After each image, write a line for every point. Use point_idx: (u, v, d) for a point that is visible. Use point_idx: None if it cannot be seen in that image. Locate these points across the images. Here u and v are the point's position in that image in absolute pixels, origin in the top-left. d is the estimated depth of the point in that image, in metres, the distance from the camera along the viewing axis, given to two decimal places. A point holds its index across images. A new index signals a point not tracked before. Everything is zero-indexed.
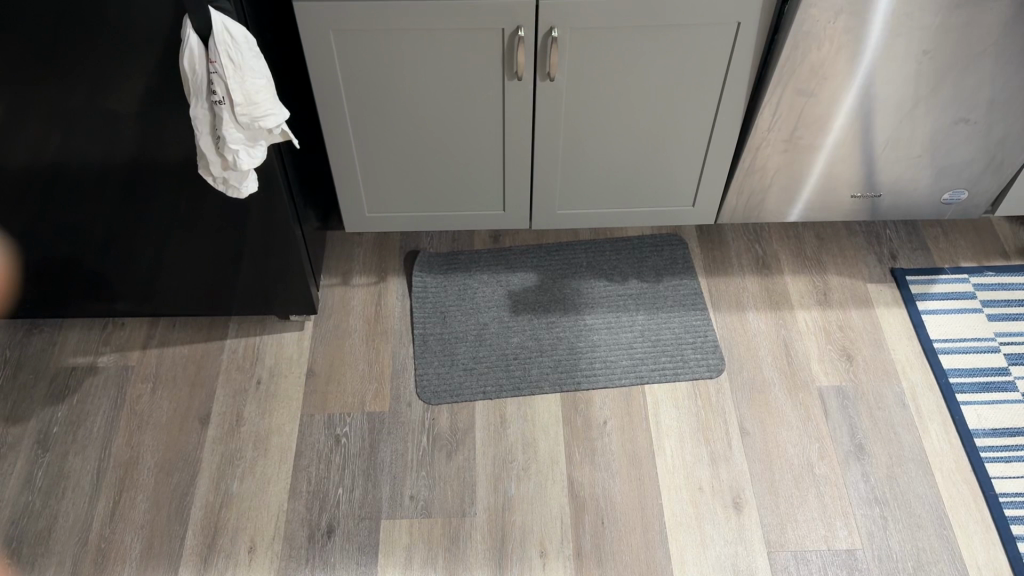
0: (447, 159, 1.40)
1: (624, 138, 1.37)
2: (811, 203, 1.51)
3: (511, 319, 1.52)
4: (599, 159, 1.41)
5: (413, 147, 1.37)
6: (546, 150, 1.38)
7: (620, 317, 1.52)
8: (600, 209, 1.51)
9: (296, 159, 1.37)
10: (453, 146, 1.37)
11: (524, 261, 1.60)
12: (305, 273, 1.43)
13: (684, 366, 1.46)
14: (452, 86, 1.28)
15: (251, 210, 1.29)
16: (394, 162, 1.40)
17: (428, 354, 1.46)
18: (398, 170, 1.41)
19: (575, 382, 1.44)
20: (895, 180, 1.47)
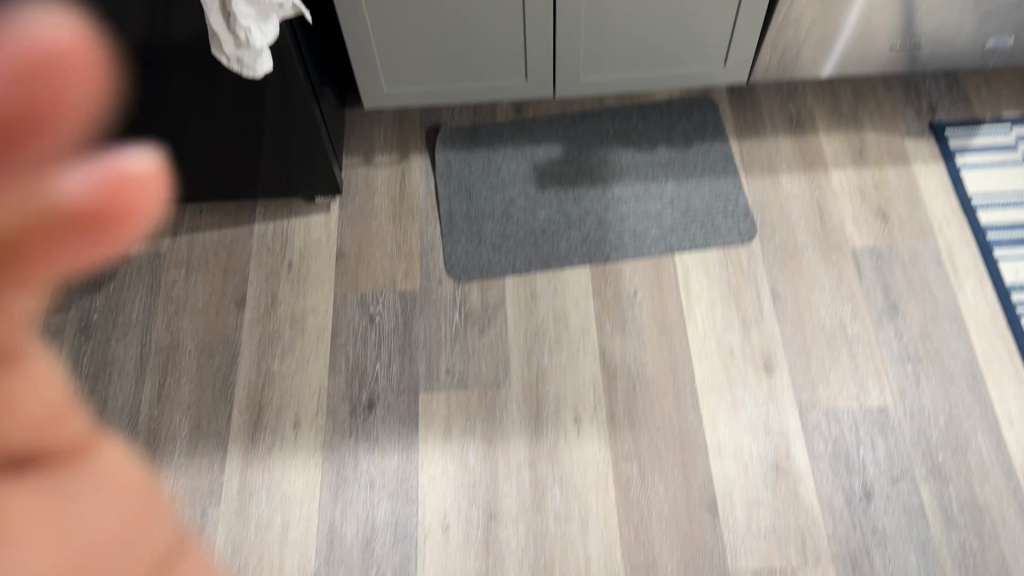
0: (465, 27, 1.34)
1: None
2: (848, 52, 1.44)
3: (537, 194, 1.50)
4: (624, 19, 1.35)
5: (430, 18, 1.32)
6: (569, 13, 1.32)
7: (648, 187, 1.50)
8: (625, 74, 1.46)
9: (310, 36, 1.33)
10: (470, 12, 1.32)
11: (549, 133, 1.57)
12: (328, 154, 1.41)
13: (715, 234, 1.44)
14: None
15: (269, 91, 1.26)
16: (411, 35, 1.35)
17: (456, 232, 1.46)
18: (415, 44, 1.37)
19: (604, 256, 1.43)
20: (938, 25, 1.40)
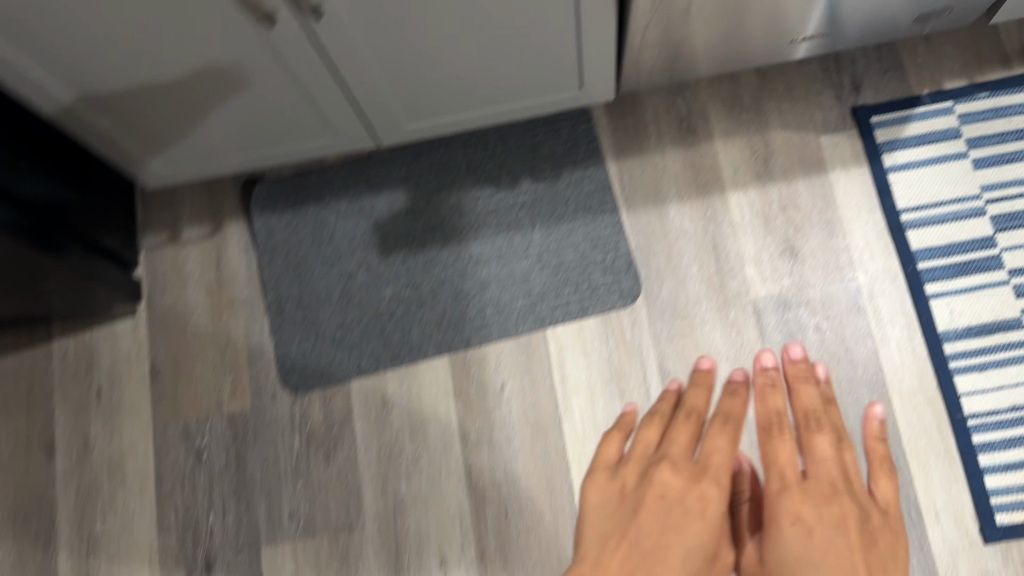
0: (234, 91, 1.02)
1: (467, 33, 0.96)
2: (751, 37, 1.11)
3: (380, 264, 1.23)
4: (451, 60, 1.02)
5: (186, 109, 1.04)
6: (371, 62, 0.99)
7: (512, 239, 1.24)
8: (460, 116, 1.17)
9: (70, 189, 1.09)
10: (231, 79, 0.99)
11: (388, 173, 1.27)
12: (116, 282, 1.19)
13: (592, 296, 1.21)
14: (201, 53, 0.93)
15: (48, 271, 1.06)
16: (171, 124, 1.07)
17: (289, 328, 1.22)
18: (183, 130, 1.09)
19: (465, 341, 1.20)
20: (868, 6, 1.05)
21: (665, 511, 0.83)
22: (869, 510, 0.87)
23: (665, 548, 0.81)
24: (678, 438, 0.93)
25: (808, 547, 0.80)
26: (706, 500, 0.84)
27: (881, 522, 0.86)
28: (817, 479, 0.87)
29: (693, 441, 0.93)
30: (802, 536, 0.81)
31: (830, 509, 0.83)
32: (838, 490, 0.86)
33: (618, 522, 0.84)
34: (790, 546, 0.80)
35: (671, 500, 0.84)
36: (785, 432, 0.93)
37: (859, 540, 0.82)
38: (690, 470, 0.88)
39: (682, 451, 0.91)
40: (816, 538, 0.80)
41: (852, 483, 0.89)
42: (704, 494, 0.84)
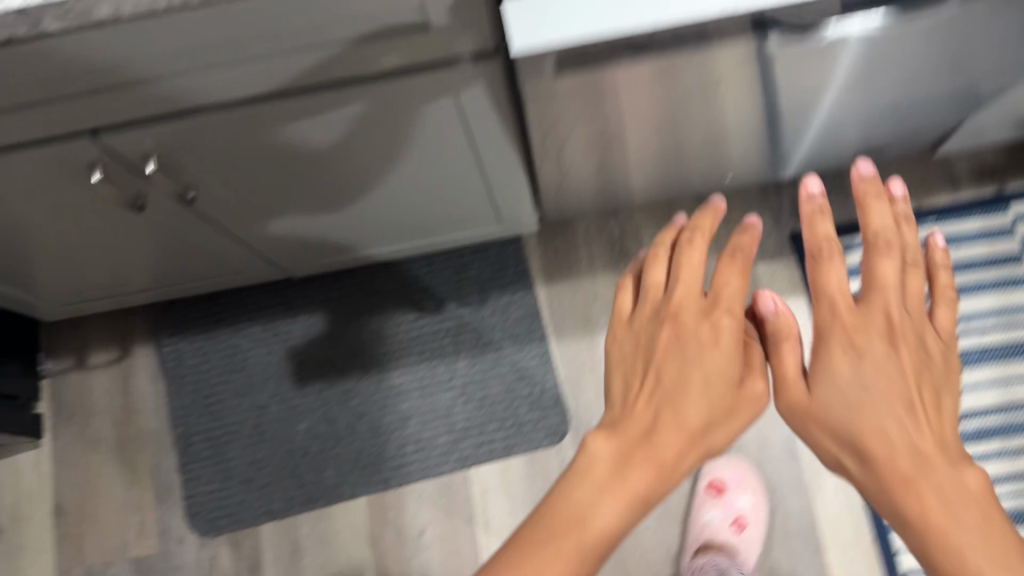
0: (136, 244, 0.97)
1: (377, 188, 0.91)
2: (686, 175, 1.04)
3: (295, 395, 1.16)
4: (365, 205, 0.96)
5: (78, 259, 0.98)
6: (279, 213, 0.94)
7: (435, 368, 1.17)
8: (377, 252, 1.11)
9: None
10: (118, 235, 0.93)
11: (305, 295, 1.20)
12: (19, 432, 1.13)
13: (518, 433, 1.14)
14: (81, 220, 0.87)
15: None
16: (65, 272, 1.01)
17: (198, 465, 1.15)
18: (79, 275, 1.03)
19: (382, 481, 1.13)
20: (809, 155, 0.99)
21: (688, 346, 0.57)
22: (925, 352, 0.59)
23: (691, 374, 0.56)
24: (688, 264, 0.60)
25: (868, 392, 0.55)
26: (724, 330, 0.58)
27: (943, 377, 0.58)
28: (861, 316, 0.58)
29: (688, 252, 0.61)
30: (893, 415, 0.54)
31: (902, 360, 0.57)
32: (910, 334, 0.58)
33: (636, 347, 0.60)
34: (959, 486, 0.52)
35: (685, 335, 0.58)
36: (886, 266, 0.61)
37: (918, 372, 0.57)
38: (696, 304, 0.59)
39: (692, 287, 0.60)
40: (871, 359, 0.56)
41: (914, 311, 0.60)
42: (721, 321, 0.58)
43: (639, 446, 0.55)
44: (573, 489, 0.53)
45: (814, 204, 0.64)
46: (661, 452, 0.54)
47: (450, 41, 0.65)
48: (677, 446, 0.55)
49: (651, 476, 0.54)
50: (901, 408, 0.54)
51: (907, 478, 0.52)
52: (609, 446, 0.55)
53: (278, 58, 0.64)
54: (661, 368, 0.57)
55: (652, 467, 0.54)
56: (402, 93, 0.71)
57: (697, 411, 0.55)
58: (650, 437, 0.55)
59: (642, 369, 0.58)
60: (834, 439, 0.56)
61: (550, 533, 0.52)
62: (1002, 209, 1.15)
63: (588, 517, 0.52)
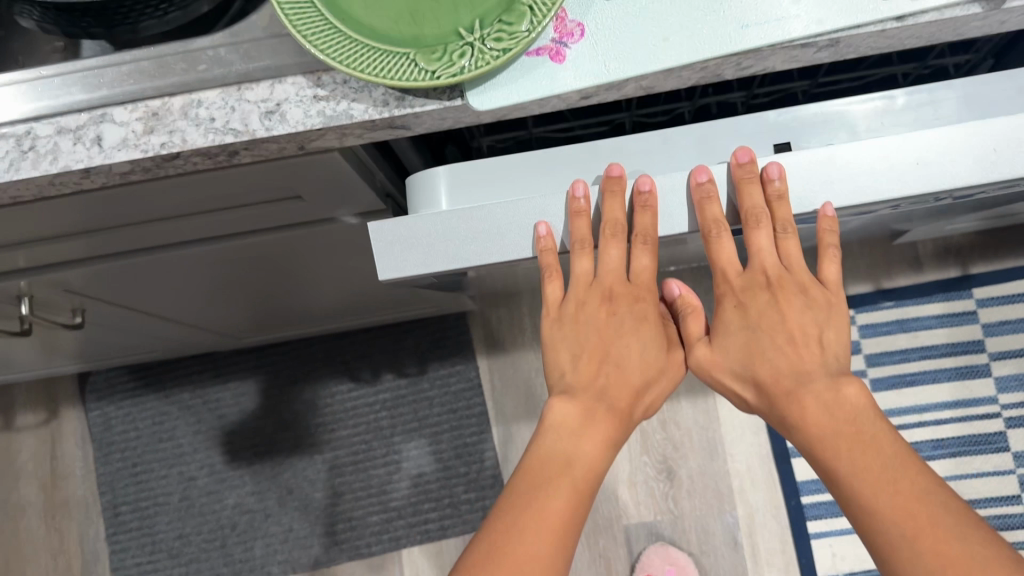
0: (47, 337, 0.93)
1: (289, 289, 0.87)
2: None
3: (225, 466, 1.13)
4: (280, 301, 0.92)
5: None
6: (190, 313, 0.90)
7: (370, 442, 1.13)
8: (308, 329, 1.07)
9: None
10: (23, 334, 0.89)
11: (238, 362, 1.16)
12: None
13: (453, 514, 1.10)
14: None
15: None
16: None
17: (124, 536, 1.12)
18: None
19: (312, 559, 1.10)
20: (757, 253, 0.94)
21: (619, 328, 0.48)
22: (812, 293, 0.46)
23: (630, 357, 0.47)
24: (611, 250, 0.47)
25: (754, 339, 0.45)
26: (650, 321, 0.48)
27: (832, 307, 0.46)
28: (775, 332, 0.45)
29: (601, 249, 0.47)
30: (798, 375, 0.44)
31: (789, 307, 0.45)
32: (788, 278, 0.46)
33: (572, 323, 0.49)
34: (844, 404, 0.44)
35: (620, 316, 0.48)
36: (781, 223, 0.44)
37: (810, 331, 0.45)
38: (625, 293, 0.48)
39: (616, 274, 0.48)
40: (759, 317, 0.45)
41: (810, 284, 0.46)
42: (647, 309, 0.48)
43: (598, 404, 0.47)
44: (557, 440, 0.47)
45: (701, 194, 0.41)
46: (620, 403, 0.47)
47: (330, 205, 0.60)
48: (638, 391, 0.47)
49: (612, 427, 0.47)
50: (794, 365, 0.44)
51: (817, 433, 0.43)
52: (572, 408, 0.47)
53: (142, 225, 0.59)
54: (607, 348, 0.48)
55: (616, 416, 0.47)
56: (290, 241, 0.66)
57: (643, 362, 0.47)
58: (609, 399, 0.47)
59: (578, 339, 0.48)
60: (732, 383, 0.46)
61: (538, 488, 0.46)
62: (964, 293, 1.10)
63: (575, 459, 0.46)
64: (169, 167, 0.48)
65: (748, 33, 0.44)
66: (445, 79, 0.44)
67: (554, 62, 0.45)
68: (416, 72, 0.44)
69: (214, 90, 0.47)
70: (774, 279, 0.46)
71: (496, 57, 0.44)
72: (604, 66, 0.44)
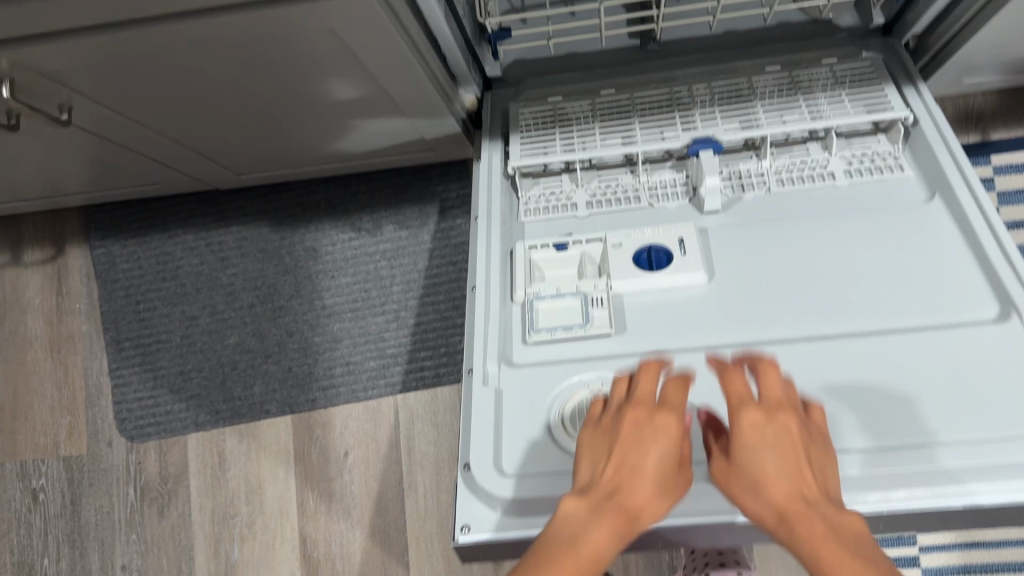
0: (46, 155, 0.93)
1: (281, 110, 0.85)
2: None
3: (225, 307, 1.14)
4: (278, 129, 0.91)
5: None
6: (185, 133, 0.89)
7: (370, 291, 1.13)
8: (307, 169, 1.07)
9: None
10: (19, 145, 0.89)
11: (241, 207, 1.16)
12: None
13: (450, 362, 1.10)
14: None
15: None
16: None
17: (127, 371, 1.15)
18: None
19: (310, 401, 1.11)
20: None
21: (638, 439, 0.52)
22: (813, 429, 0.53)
23: (643, 458, 0.51)
24: (643, 379, 0.56)
25: (768, 457, 0.50)
26: (665, 430, 0.52)
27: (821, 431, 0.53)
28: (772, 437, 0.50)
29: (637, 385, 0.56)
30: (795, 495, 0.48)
31: (792, 434, 0.51)
32: (790, 409, 0.53)
33: (599, 431, 0.55)
34: (841, 520, 0.46)
35: (640, 425, 0.53)
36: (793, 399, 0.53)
37: (801, 447, 0.50)
38: (643, 406, 0.53)
39: (649, 397, 0.54)
40: (773, 440, 0.50)
41: (800, 407, 0.53)
42: (666, 423, 0.52)
43: (605, 500, 0.49)
44: (565, 526, 0.48)
45: None
46: (626, 500, 0.49)
47: None
48: (646, 499, 0.50)
49: (619, 524, 0.48)
50: (795, 485, 0.49)
51: (804, 540, 0.45)
52: (581, 503, 0.49)
53: None
54: (623, 450, 0.51)
55: (620, 513, 0.49)
56: (272, 27, 0.65)
57: (655, 463, 0.51)
58: (617, 495, 0.49)
59: (602, 450, 0.53)
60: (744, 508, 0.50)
61: (538, 565, 0.46)
62: (981, 160, 1.06)
63: (582, 541, 0.47)
64: None
65: None
66: None
67: None
68: None
69: None
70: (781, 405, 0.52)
71: None
72: None
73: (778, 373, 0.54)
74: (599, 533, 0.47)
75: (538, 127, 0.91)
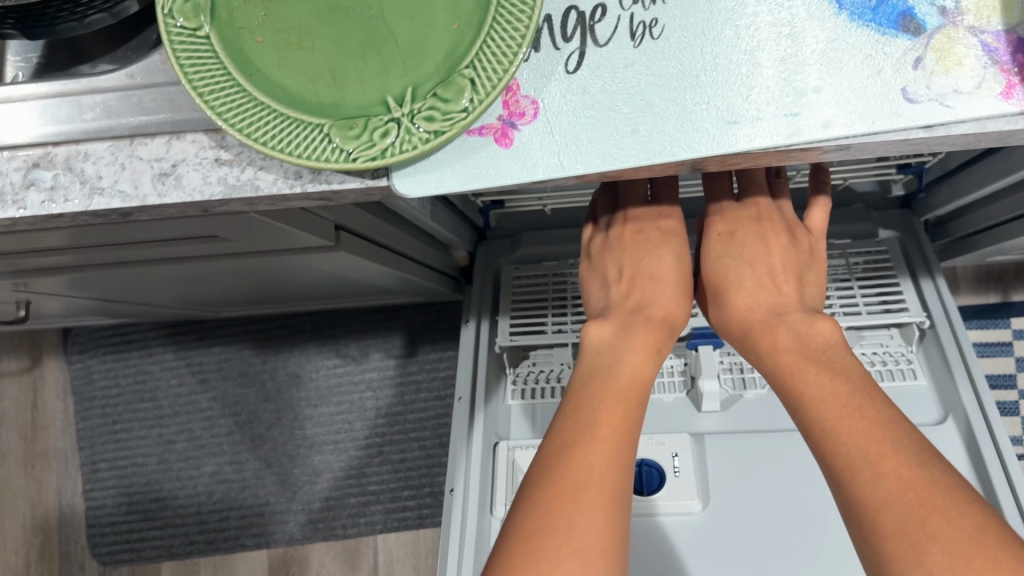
0: None
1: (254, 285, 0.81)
2: None
3: (204, 432, 1.10)
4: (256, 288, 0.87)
5: None
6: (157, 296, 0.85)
7: (353, 423, 1.09)
8: (290, 304, 1.02)
9: None
10: None
11: (223, 327, 1.12)
12: None
13: (433, 504, 1.06)
14: None
15: None
16: None
17: (102, 494, 1.11)
18: None
19: (287, 537, 1.07)
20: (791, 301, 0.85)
21: (645, 242, 0.56)
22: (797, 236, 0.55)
23: (659, 263, 0.55)
24: (636, 180, 0.58)
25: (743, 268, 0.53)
26: (673, 234, 0.56)
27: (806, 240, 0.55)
28: (751, 246, 0.53)
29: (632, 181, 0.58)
30: (774, 308, 0.52)
31: (770, 239, 0.54)
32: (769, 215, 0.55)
33: (603, 255, 0.58)
34: (812, 335, 0.49)
35: (644, 232, 0.56)
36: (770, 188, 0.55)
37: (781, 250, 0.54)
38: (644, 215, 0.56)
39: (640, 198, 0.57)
40: (742, 245, 0.54)
41: (783, 211, 0.56)
42: (669, 225, 0.56)
43: (634, 317, 0.53)
44: (607, 351, 0.51)
45: None
46: (653, 310, 0.53)
47: (267, 243, 0.53)
48: (667, 304, 0.54)
49: (653, 336, 0.51)
50: (779, 297, 0.53)
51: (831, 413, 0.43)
52: (612, 323, 0.53)
53: (56, 251, 0.53)
54: (635, 261, 0.56)
55: (653, 324, 0.52)
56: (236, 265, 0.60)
57: (671, 267, 0.55)
58: (643, 308, 0.53)
59: (612, 268, 0.57)
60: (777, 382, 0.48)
61: (586, 390, 0.48)
62: (1000, 322, 1.00)
63: (621, 362, 0.49)
64: (54, 224, 0.41)
65: (732, 132, 0.35)
66: (362, 162, 0.36)
67: (498, 146, 0.37)
68: (329, 151, 0.36)
69: (105, 142, 0.40)
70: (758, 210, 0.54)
71: (426, 141, 0.36)
72: (559, 156, 0.37)
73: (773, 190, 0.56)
74: (636, 395, 0.48)
75: (529, 297, 0.86)
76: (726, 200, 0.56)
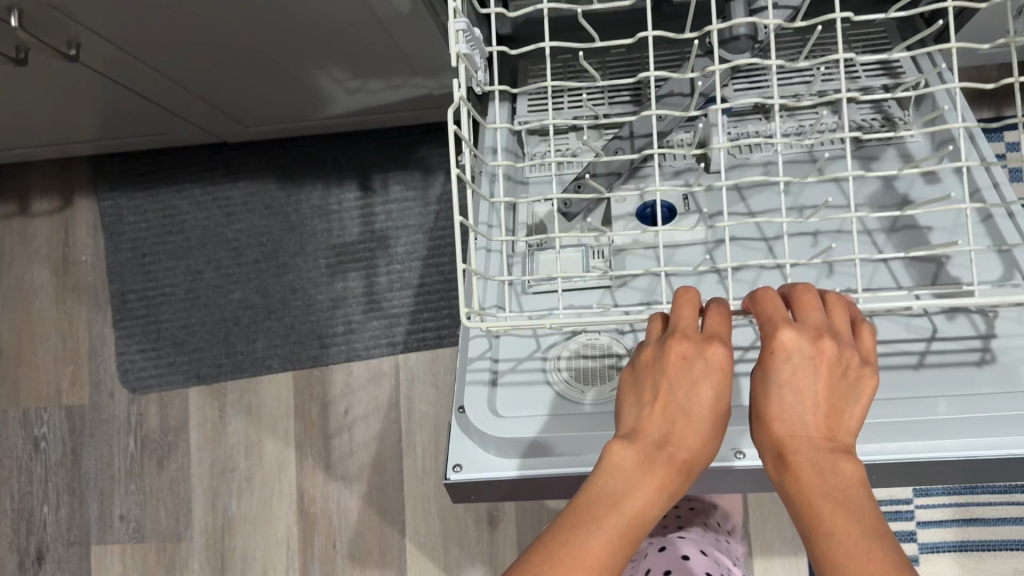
0: (55, 104, 0.93)
1: (286, 61, 0.85)
2: None
3: (230, 262, 1.15)
4: (286, 81, 0.91)
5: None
6: (193, 81, 0.90)
7: (375, 251, 1.13)
8: (314, 125, 1.07)
9: None
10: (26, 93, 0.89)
11: (248, 164, 1.17)
12: None
13: (451, 324, 1.09)
14: None
15: None
16: None
17: (130, 323, 1.15)
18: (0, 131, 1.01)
19: (311, 358, 1.12)
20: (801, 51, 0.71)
21: (687, 375, 0.45)
22: (854, 371, 0.44)
23: (695, 402, 0.45)
24: (685, 308, 0.46)
25: (788, 408, 0.43)
26: (720, 370, 0.45)
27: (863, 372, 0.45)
28: (800, 384, 0.43)
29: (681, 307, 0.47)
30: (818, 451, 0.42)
31: (820, 363, 0.43)
32: (828, 334, 0.44)
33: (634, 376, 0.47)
34: (846, 480, 0.41)
35: (690, 360, 0.45)
36: (832, 320, 0.45)
37: (833, 376, 0.43)
38: (692, 341, 0.45)
39: (688, 322, 0.46)
40: (791, 376, 0.43)
41: (843, 330, 0.45)
42: (717, 358, 0.45)
43: (654, 455, 0.44)
44: (611, 480, 0.43)
45: None
46: (677, 452, 0.44)
47: None
48: (694, 445, 0.44)
49: (667, 478, 0.44)
50: (820, 425, 0.43)
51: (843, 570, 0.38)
52: (629, 453, 0.44)
53: None
54: (671, 391, 0.45)
55: (673, 467, 0.44)
56: None
57: (709, 407, 0.45)
58: (667, 448, 0.44)
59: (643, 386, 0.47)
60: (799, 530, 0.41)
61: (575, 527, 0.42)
62: (997, 136, 1.04)
63: (624, 501, 0.43)
64: None
65: None
66: None
67: None
68: None
69: None
70: (820, 328, 0.44)
71: None
72: None
73: (830, 297, 0.46)
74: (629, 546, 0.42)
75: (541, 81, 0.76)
76: (780, 313, 0.45)
